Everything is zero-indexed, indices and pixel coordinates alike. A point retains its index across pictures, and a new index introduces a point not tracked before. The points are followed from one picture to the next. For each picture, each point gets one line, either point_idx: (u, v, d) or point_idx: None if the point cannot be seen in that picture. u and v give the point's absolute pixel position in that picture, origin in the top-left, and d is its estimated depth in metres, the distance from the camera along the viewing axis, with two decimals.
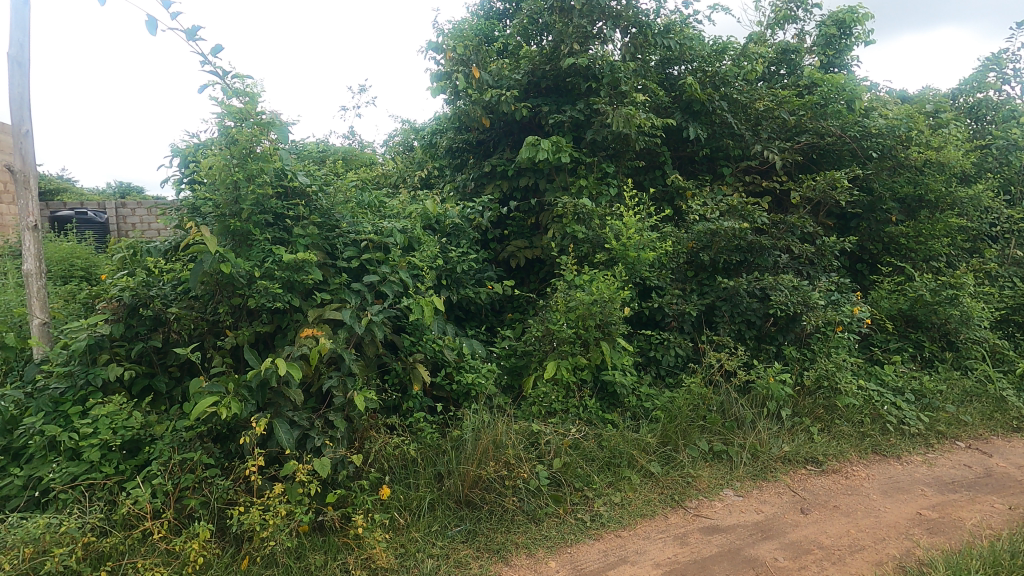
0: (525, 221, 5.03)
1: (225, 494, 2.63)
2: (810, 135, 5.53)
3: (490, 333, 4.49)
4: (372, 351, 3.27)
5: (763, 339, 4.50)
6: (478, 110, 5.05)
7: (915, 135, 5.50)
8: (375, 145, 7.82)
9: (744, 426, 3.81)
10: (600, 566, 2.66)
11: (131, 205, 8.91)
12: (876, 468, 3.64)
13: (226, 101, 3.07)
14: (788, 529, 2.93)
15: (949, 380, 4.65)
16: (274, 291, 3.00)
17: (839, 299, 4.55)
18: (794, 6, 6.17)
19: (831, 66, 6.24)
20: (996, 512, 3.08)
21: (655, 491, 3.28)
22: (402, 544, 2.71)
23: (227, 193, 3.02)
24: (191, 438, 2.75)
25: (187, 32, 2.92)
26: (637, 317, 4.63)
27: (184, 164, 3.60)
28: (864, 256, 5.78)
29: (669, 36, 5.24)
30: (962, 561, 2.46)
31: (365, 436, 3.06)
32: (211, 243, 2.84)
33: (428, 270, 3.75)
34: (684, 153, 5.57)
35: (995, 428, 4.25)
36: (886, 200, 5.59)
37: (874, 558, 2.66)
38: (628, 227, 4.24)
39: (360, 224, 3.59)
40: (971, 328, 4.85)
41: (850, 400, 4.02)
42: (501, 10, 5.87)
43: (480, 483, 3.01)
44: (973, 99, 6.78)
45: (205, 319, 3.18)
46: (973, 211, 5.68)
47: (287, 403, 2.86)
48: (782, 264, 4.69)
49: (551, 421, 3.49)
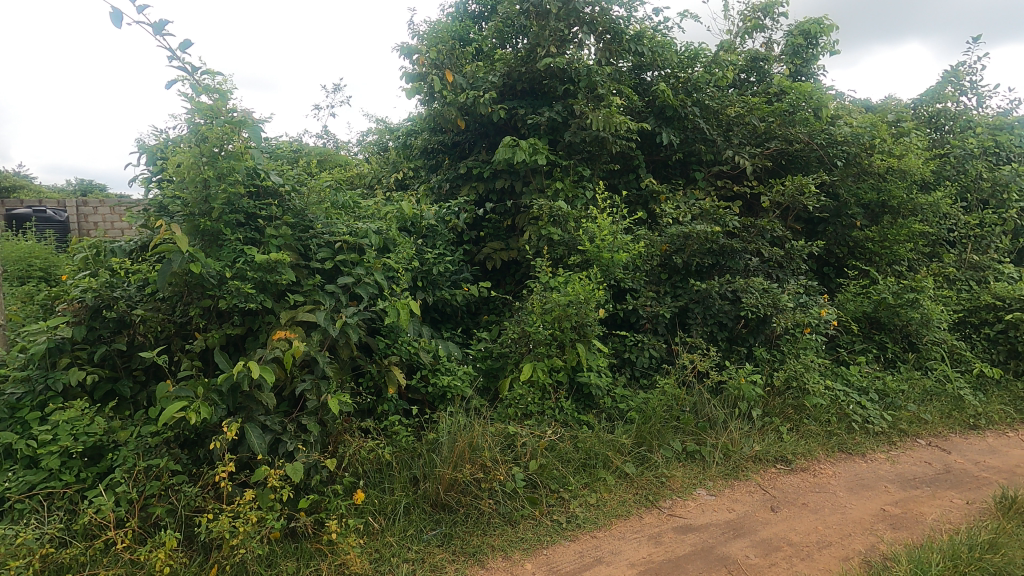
0: (501, 224, 5.06)
1: (194, 502, 2.56)
2: (779, 141, 5.66)
3: (465, 335, 4.49)
4: (346, 353, 3.23)
5: (734, 340, 4.60)
6: (453, 111, 5.02)
7: (878, 144, 5.68)
8: (349, 145, 7.77)
9: (716, 427, 3.87)
10: (576, 566, 2.67)
11: (92, 203, 8.59)
12: (842, 467, 3.74)
13: (196, 98, 3.00)
14: (758, 527, 2.99)
15: (911, 380, 4.78)
16: (246, 293, 2.94)
17: (807, 302, 4.67)
18: (762, 14, 6.31)
19: (799, 75, 6.41)
20: (955, 507, 3.20)
21: (630, 491, 3.31)
22: (377, 549, 2.68)
23: (196, 192, 2.95)
24: (157, 444, 2.67)
25: (155, 26, 2.85)
26: (612, 319, 4.66)
27: (152, 161, 3.49)
28: (831, 259, 5.94)
29: (642, 42, 5.31)
30: (923, 555, 2.54)
31: (338, 441, 3.01)
32: (180, 242, 2.77)
33: (403, 272, 3.73)
34: (657, 157, 5.67)
35: (953, 427, 4.40)
36: (851, 205, 5.73)
37: (841, 553, 2.74)
38: (601, 229, 4.29)
39: (334, 225, 3.55)
40: (931, 330, 5.01)
41: (818, 400, 4.12)
42: (476, 12, 5.87)
43: (456, 486, 2.98)
44: (933, 110, 7.12)
45: (172, 321, 3.08)
46: (933, 218, 5.86)
47: (259, 408, 2.81)
48: (752, 268, 4.79)
49: (527, 423, 3.49)
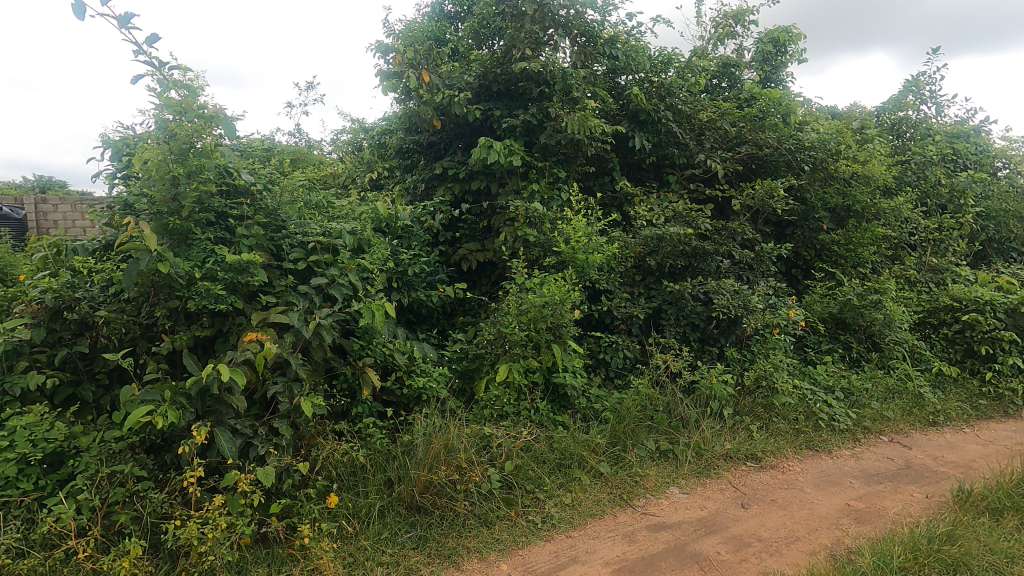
0: (477, 224, 5.06)
1: (160, 508, 2.49)
2: (749, 146, 5.79)
3: (441, 336, 4.47)
4: (320, 355, 3.18)
5: (706, 340, 4.68)
6: (429, 111, 5.00)
7: (843, 149, 5.85)
8: (323, 144, 7.67)
9: (689, 426, 3.93)
10: (551, 566, 2.68)
11: (52, 201, 8.26)
12: (809, 463, 3.84)
13: (164, 93, 2.92)
14: (729, 524, 3.05)
15: (874, 379, 4.93)
16: (216, 293, 2.88)
17: (776, 303, 4.78)
18: (734, 22, 6.45)
19: (768, 81, 6.57)
20: (915, 500, 3.32)
21: (605, 491, 3.34)
22: (350, 553, 2.65)
23: (164, 190, 2.88)
24: (121, 450, 2.59)
25: (121, 19, 2.77)
26: (587, 320, 4.70)
27: (117, 157, 3.39)
28: (799, 262, 6.10)
29: (616, 46, 5.37)
30: (885, 548, 2.62)
31: (311, 444, 2.98)
32: (147, 240, 2.70)
33: (378, 273, 3.69)
34: (632, 161, 5.75)
35: (914, 423, 4.55)
36: (818, 209, 5.89)
37: (808, 548, 2.81)
38: (577, 231, 4.33)
39: (308, 225, 3.50)
40: (893, 330, 5.19)
41: (786, 399, 4.23)
42: (453, 12, 5.86)
43: (431, 488, 2.97)
44: (895, 117, 7.42)
45: (138, 323, 3.00)
46: (895, 222, 6.04)
47: (229, 411, 2.75)
48: (723, 270, 4.88)
49: (503, 424, 3.50)
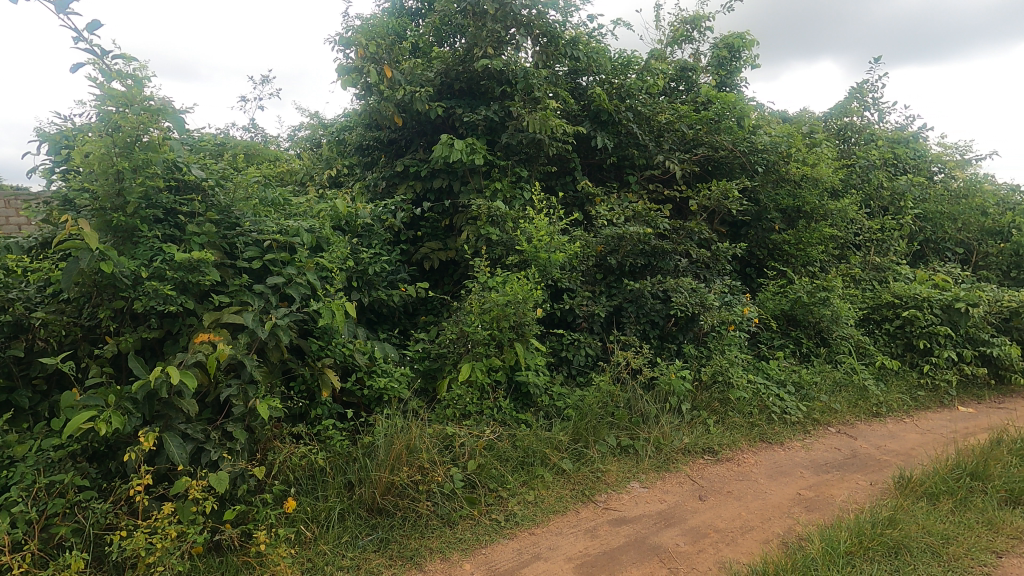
0: (439, 223, 5.02)
1: (104, 519, 2.37)
2: (706, 148, 5.94)
3: (403, 336, 4.42)
4: (276, 356, 3.09)
5: (665, 338, 4.78)
6: (390, 107, 4.92)
7: (794, 152, 6.08)
8: (280, 140, 7.48)
9: (648, 421, 4.01)
10: (514, 564, 2.68)
11: None
12: (762, 455, 3.98)
13: (106, 84, 2.79)
14: (687, 516, 3.13)
15: (822, 373, 5.14)
16: (164, 293, 2.76)
17: (731, 300, 4.93)
18: (691, 27, 6.61)
19: (724, 86, 6.75)
20: (861, 488, 3.49)
21: (567, 487, 3.37)
22: (309, 559, 2.60)
23: (107, 184, 2.74)
24: (61, 459, 2.45)
25: (58, 3, 2.62)
26: (549, 318, 4.74)
27: (55, 151, 3.23)
28: (752, 260, 6.31)
29: (577, 47, 5.42)
30: (833, 534, 2.74)
31: (267, 448, 2.90)
32: (89, 237, 2.56)
33: (337, 271, 3.62)
34: (593, 161, 5.84)
35: (859, 414, 4.77)
36: (770, 210, 6.11)
37: (762, 537, 2.91)
38: (539, 230, 4.35)
39: (263, 223, 3.40)
40: (840, 326, 5.43)
41: (741, 394, 4.37)
42: (414, 9, 5.79)
43: (393, 490, 2.92)
44: (841, 123, 7.80)
45: (79, 325, 2.86)
46: (841, 223, 6.30)
47: (179, 415, 2.65)
48: (681, 268, 5.00)
49: (466, 423, 3.48)
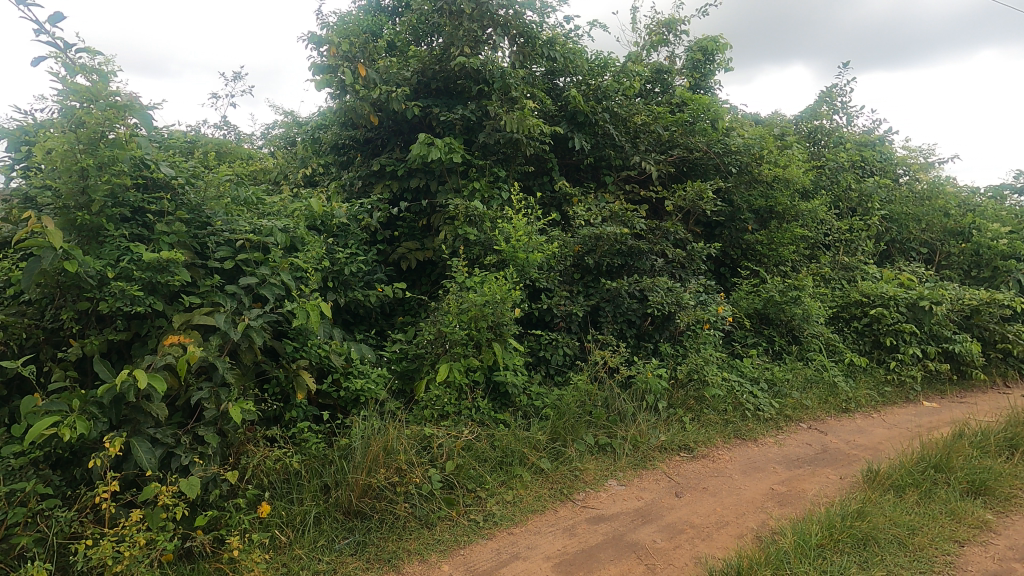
0: (416, 223, 4.99)
1: (69, 528, 2.30)
2: (681, 149, 6.02)
3: (380, 337, 4.38)
4: (249, 358, 3.02)
5: (642, 337, 4.82)
6: (366, 106, 4.87)
7: (766, 154, 6.21)
8: (254, 138, 7.34)
9: (626, 420, 4.04)
10: (493, 564, 2.68)
11: None
12: (737, 451, 4.05)
13: (70, 78, 2.71)
14: (664, 513, 3.16)
15: (794, 370, 5.25)
16: (132, 293, 2.68)
17: (706, 299, 5.01)
18: (666, 30, 6.69)
19: (699, 88, 6.81)
20: (831, 482, 3.57)
21: (545, 486, 3.37)
22: (283, 564, 2.55)
23: (71, 182, 2.66)
24: (22, 466, 2.36)
25: None
26: (527, 318, 4.75)
27: (15, 147, 3.12)
28: (727, 260, 6.41)
29: (554, 48, 5.45)
30: (804, 527, 2.80)
31: (240, 452, 2.83)
32: (52, 236, 2.48)
33: (312, 271, 3.57)
34: (570, 161, 5.87)
35: (829, 410, 4.89)
36: (743, 211, 6.22)
37: (736, 532, 2.96)
38: (517, 230, 4.36)
39: (236, 222, 3.33)
40: (810, 324, 5.56)
41: (715, 391, 4.44)
42: (390, 8, 5.75)
43: (370, 492, 2.89)
44: (811, 126, 7.99)
45: (42, 327, 2.76)
46: (811, 223, 6.45)
47: (148, 420, 2.58)
48: (657, 268, 5.06)
49: (443, 424, 3.46)
